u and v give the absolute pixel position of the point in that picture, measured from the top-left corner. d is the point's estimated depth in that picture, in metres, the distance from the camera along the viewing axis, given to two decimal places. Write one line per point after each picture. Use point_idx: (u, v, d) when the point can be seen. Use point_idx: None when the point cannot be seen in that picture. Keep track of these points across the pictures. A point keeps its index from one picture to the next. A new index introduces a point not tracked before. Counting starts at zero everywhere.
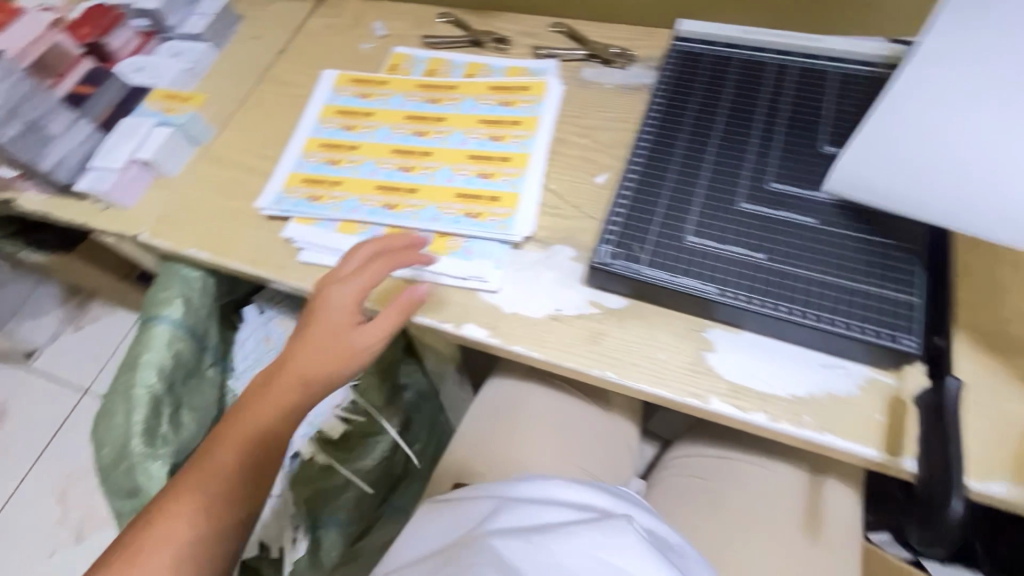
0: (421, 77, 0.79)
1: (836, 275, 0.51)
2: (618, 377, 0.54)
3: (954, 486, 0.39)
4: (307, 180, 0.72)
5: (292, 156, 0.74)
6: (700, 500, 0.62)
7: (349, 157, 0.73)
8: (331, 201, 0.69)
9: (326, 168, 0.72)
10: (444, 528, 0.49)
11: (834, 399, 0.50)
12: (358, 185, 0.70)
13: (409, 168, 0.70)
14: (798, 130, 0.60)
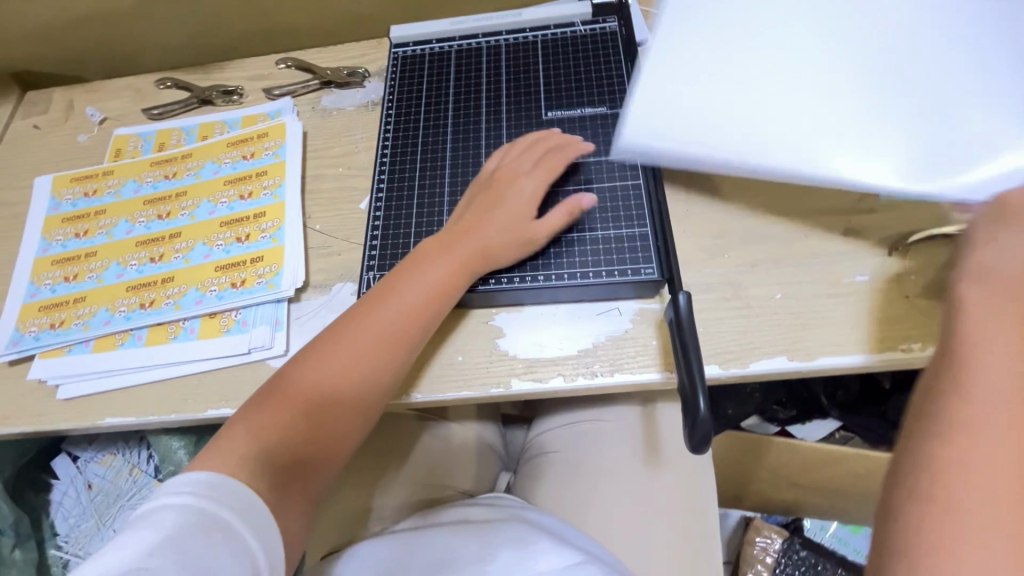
0: (151, 154, 0.72)
1: (579, 231, 0.55)
2: (423, 395, 0.53)
3: (696, 385, 0.42)
4: (44, 307, 0.63)
5: (22, 285, 0.65)
6: (557, 471, 0.65)
7: (90, 266, 0.65)
8: (79, 321, 0.61)
9: (66, 286, 0.64)
10: (404, 555, 0.55)
11: (615, 339, 0.53)
12: (107, 294, 0.62)
13: (159, 256, 0.63)
14: (520, 104, 0.62)
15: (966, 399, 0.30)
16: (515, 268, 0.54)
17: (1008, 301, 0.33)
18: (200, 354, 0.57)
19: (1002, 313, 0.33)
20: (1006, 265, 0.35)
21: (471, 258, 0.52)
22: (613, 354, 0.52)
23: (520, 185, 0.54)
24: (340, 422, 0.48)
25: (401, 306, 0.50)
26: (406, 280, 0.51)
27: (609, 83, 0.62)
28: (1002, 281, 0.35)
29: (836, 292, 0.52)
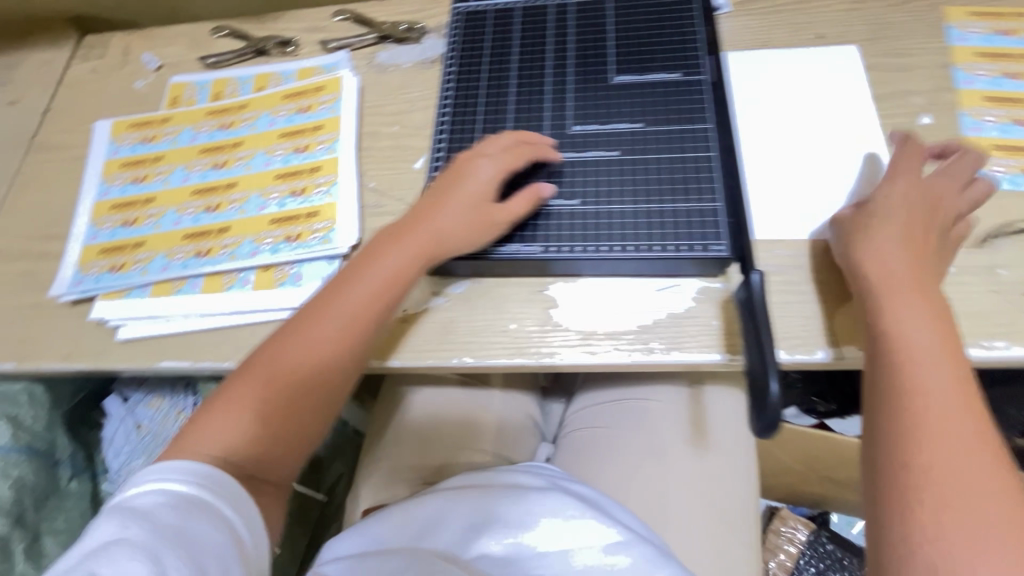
0: (207, 103, 0.72)
1: (645, 202, 0.53)
2: (475, 360, 0.53)
3: (770, 367, 0.40)
4: (104, 250, 0.64)
5: (83, 228, 0.66)
6: (597, 446, 0.64)
7: (148, 212, 0.65)
8: (138, 265, 0.62)
9: (125, 231, 0.65)
10: (378, 536, 0.54)
11: (675, 317, 0.51)
12: (165, 241, 0.63)
13: (215, 206, 0.64)
14: (587, 66, 0.59)
15: (902, 404, 0.37)
16: (576, 236, 0.52)
17: (907, 297, 0.41)
18: (255, 304, 0.58)
19: (905, 315, 0.40)
20: (872, 264, 0.44)
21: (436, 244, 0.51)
22: (672, 332, 0.51)
23: (482, 168, 0.53)
24: (302, 399, 0.48)
25: (378, 277, 0.50)
26: (378, 261, 0.51)
27: (685, 47, 0.59)
28: (913, 288, 0.42)
29: None
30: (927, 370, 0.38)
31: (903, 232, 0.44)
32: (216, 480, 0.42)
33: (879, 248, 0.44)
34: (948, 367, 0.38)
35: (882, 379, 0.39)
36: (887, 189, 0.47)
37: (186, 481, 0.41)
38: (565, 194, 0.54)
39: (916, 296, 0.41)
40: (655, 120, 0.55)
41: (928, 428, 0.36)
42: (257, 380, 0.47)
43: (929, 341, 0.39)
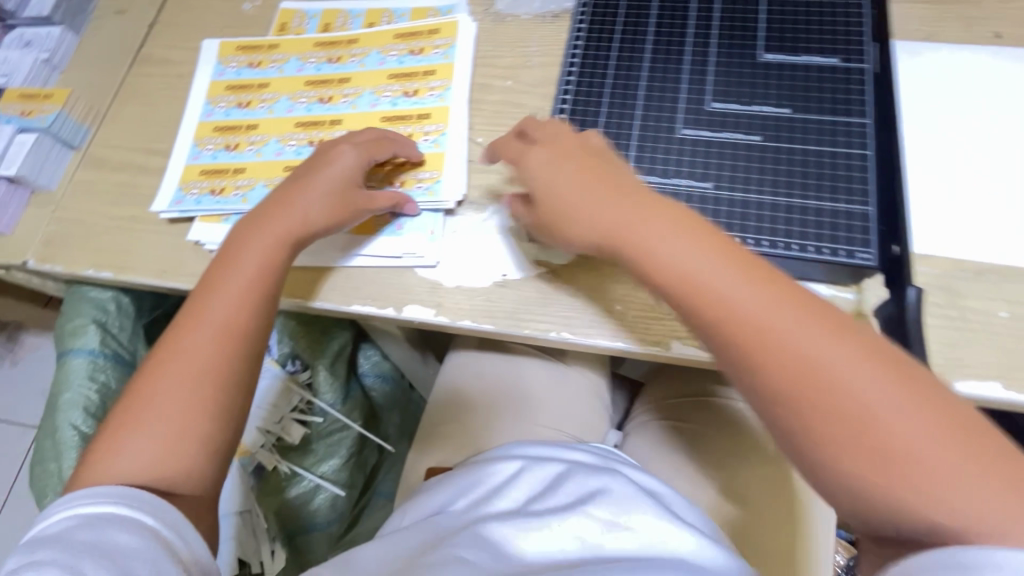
0: (316, 34, 0.69)
1: (787, 194, 0.48)
2: (576, 337, 0.51)
3: None
4: (206, 172, 0.63)
5: (186, 146, 0.66)
6: (667, 441, 0.67)
7: (250, 139, 0.64)
8: (237, 191, 0.61)
9: (227, 155, 0.64)
10: (429, 507, 0.55)
11: None
12: (265, 170, 0.62)
13: (318, 142, 0.62)
14: (735, 37, 0.54)
15: (769, 381, 0.37)
16: (704, 222, 0.48)
17: (704, 256, 0.41)
18: (354, 247, 0.57)
19: (723, 290, 0.39)
20: (597, 232, 0.45)
21: (273, 254, 0.51)
22: None
23: (317, 193, 0.53)
24: (244, 355, 0.48)
25: (238, 275, 0.50)
26: (234, 256, 0.51)
27: (849, 30, 0.53)
28: (608, 239, 0.44)
29: None
30: (809, 349, 0.36)
31: (658, 205, 0.44)
32: (131, 492, 0.41)
33: (569, 199, 0.46)
34: (836, 346, 0.36)
35: (709, 336, 0.39)
36: (541, 169, 0.49)
37: (96, 501, 0.41)
38: (696, 174, 0.50)
39: (707, 259, 0.40)
40: (806, 107, 0.50)
41: (837, 384, 0.35)
42: (175, 347, 0.47)
43: (807, 327, 0.37)
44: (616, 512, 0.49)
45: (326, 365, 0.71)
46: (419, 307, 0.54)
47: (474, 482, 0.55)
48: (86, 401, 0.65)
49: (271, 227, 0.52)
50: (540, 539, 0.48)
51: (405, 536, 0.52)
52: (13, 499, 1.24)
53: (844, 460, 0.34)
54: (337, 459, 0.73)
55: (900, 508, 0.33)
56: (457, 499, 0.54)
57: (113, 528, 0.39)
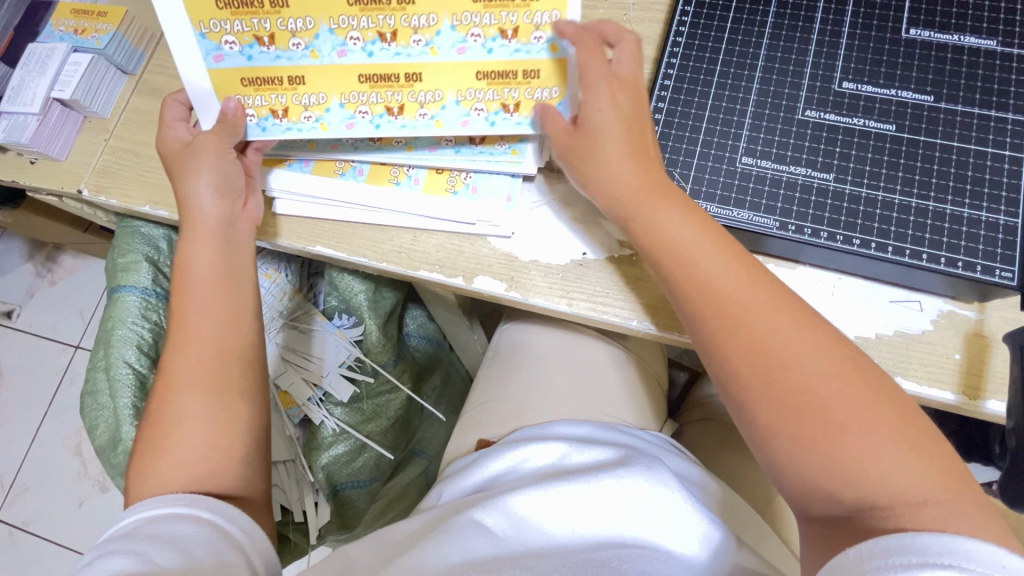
0: None
1: (917, 196, 0.44)
2: (657, 328, 0.48)
3: None
4: (250, 82, 0.48)
5: (187, 40, 0.46)
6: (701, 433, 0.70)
7: (285, 26, 0.46)
8: (308, 115, 0.49)
9: (264, 54, 0.47)
10: (461, 482, 0.55)
11: (907, 338, 0.44)
12: (335, 75, 0.48)
13: (390, 35, 0.46)
14: (875, 7, 0.48)
15: (736, 368, 0.38)
16: (821, 217, 0.44)
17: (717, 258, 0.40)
18: (425, 209, 0.53)
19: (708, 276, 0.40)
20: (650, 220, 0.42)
21: (212, 238, 0.49)
22: (899, 353, 0.44)
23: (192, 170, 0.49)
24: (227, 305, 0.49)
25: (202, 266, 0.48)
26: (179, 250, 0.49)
27: (1010, 8, 0.47)
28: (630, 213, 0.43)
29: None
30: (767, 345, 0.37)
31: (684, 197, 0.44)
32: (186, 494, 0.41)
33: (600, 166, 0.44)
34: (807, 347, 0.37)
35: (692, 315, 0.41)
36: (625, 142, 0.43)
37: (159, 503, 0.40)
38: (817, 162, 0.45)
39: (706, 254, 0.41)
40: (955, 95, 0.45)
41: (794, 370, 0.36)
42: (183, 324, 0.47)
43: (772, 324, 0.38)
44: (632, 490, 0.47)
45: (380, 327, 0.69)
46: (490, 281, 0.51)
47: (502, 456, 0.55)
48: (141, 339, 0.63)
49: (190, 210, 0.49)
50: (550, 510, 0.47)
51: (434, 512, 0.52)
52: (56, 411, 1.29)
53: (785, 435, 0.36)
54: (383, 420, 0.73)
55: (848, 470, 0.34)
56: (487, 475, 0.55)
57: (172, 521, 0.39)
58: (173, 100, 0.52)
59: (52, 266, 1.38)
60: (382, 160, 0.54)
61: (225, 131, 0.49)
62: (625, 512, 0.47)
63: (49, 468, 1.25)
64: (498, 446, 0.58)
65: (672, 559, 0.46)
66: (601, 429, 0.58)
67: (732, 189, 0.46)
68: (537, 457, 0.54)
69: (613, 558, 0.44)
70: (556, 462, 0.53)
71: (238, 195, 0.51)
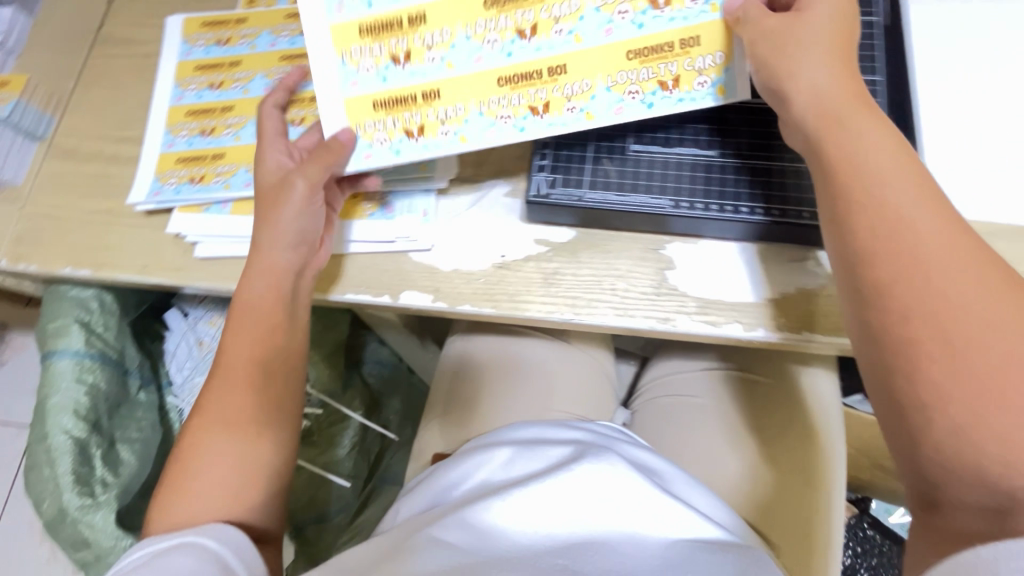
0: (288, 5, 0.65)
1: (794, 160, 0.47)
2: (577, 317, 0.49)
3: None
4: (383, 103, 0.48)
5: (329, 67, 0.47)
6: (668, 411, 0.68)
7: (421, 41, 0.47)
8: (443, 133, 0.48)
9: (399, 71, 0.47)
10: (422, 500, 0.55)
11: (804, 293, 0.47)
12: (468, 81, 0.47)
13: (529, 30, 0.46)
14: None
15: (907, 317, 0.32)
16: (712, 193, 0.47)
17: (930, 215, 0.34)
18: (343, 233, 0.54)
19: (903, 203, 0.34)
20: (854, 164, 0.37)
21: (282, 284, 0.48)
22: (800, 311, 0.47)
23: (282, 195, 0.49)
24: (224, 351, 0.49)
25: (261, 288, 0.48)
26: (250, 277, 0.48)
27: None
28: (823, 122, 0.39)
29: None
30: (950, 284, 0.32)
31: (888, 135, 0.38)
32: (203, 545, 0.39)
33: (800, 71, 0.40)
34: (1000, 303, 0.31)
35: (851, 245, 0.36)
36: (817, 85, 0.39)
37: (138, 546, 0.39)
38: (701, 142, 0.49)
39: (903, 179, 0.35)
40: None
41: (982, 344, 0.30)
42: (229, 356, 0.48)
43: (965, 271, 0.32)
44: (584, 482, 0.49)
45: (324, 357, 0.70)
46: (416, 295, 0.52)
47: (459, 470, 0.56)
48: (77, 404, 0.62)
49: (268, 256, 0.48)
50: (507, 518, 0.47)
51: (392, 534, 0.51)
52: (17, 495, 1.23)
53: (926, 374, 0.31)
54: (341, 450, 0.73)
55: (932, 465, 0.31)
56: (443, 490, 0.55)
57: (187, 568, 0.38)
58: (270, 109, 0.54)
59: (2, 345, 1.33)
60: None
61: (318, 170, 0.48)
62: (595, 508, 0.48)
63: (14, 557, 1.19)
64: (465, 459, 0.58)
65: (632, 544, 0.46)
66: (555, 427, 0.59)
67: (627, 176, 0.49)
68: (493, 464, 0.54)
69: (577, 551, 0.45)
70: (533, 465, 0.53)
71: (315, 243, 0.50)
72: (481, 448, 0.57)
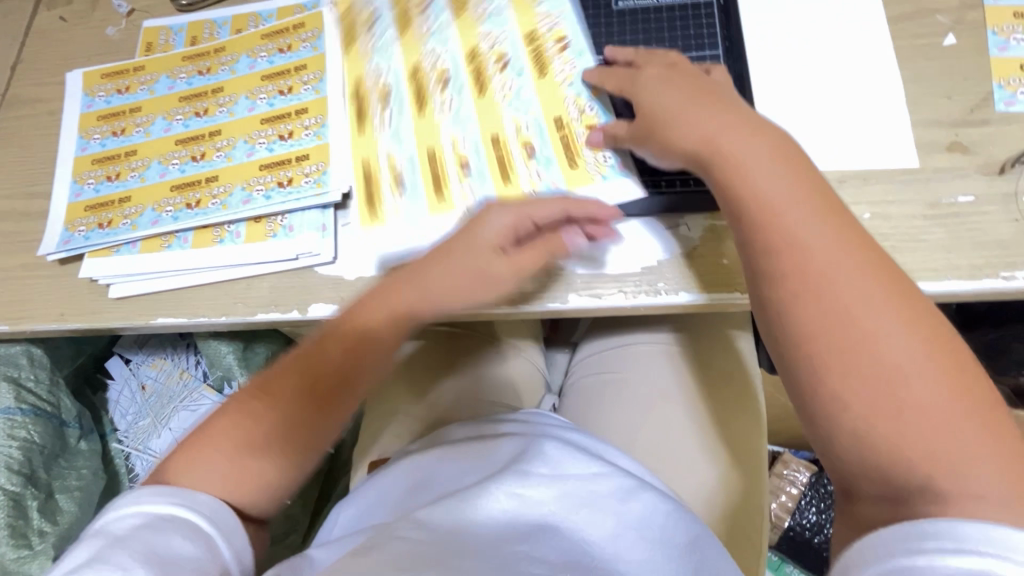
0: (183, 48, 0.67)
1: None
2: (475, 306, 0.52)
3: None
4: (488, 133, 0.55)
5: (413, 178, 0.55)
6: (597, 390, 0.67)
7: (444, 101, 0.57)
8: (534, 171, 0.53)
9: (461, 122, 0.56)
10: (359, 518, 0.53)
11: (679, 256, 0.50)
12: (488, 113, 0.56)
13: (475, 40, 0.59)
14: None
15: (818, 337, 0.36)
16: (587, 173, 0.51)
17: (819, 234, 0.38)
18: (248, 257, 0.56)
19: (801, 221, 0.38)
20: (757, 198, 0.40)
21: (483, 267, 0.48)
22: (678, 273, 0.50)
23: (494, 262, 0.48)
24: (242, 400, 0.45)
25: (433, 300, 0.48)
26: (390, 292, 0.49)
27: None
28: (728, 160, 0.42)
29: (932, 215, 0.47)
30: (850, 296, 0.35)
31: (785, 150, 0.42)
32: (185, 496, 0.39)
33: (687, 124, 0.45)
34: (891, 309, 0.35)
35: (764, 259, 0.39)
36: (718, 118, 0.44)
37: (155, 502, 0.38)
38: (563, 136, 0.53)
39: (791, 191, 0.39)
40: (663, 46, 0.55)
41: (883, 357, 0.34)
42: (299, 364, 0.46)
43: (864, 283, 0.36)
44: (534, 473, 0.48)
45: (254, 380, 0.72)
46: (323, 306, 0.54)
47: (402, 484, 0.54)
48: (9, 460, 0.64)
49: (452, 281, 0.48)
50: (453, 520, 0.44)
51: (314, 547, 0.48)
52: None
53: (835, 381, 0.34)
54: None
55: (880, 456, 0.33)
56: (380, 506, 0.53)
57: (170, 531, 0.37)
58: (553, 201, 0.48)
59: None
60: (197, 224, 0.57)
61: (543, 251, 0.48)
62: (553, 499, 0.46)
63: None
64: (419, 460, 0.56)
65: (592, 531, 0.45)
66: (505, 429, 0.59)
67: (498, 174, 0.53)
68: (440, 478, 0.53)
69: (539, 531, 0.44)
70: (494, 458, 0.53)
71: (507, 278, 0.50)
72: (427, 461, 0.56)
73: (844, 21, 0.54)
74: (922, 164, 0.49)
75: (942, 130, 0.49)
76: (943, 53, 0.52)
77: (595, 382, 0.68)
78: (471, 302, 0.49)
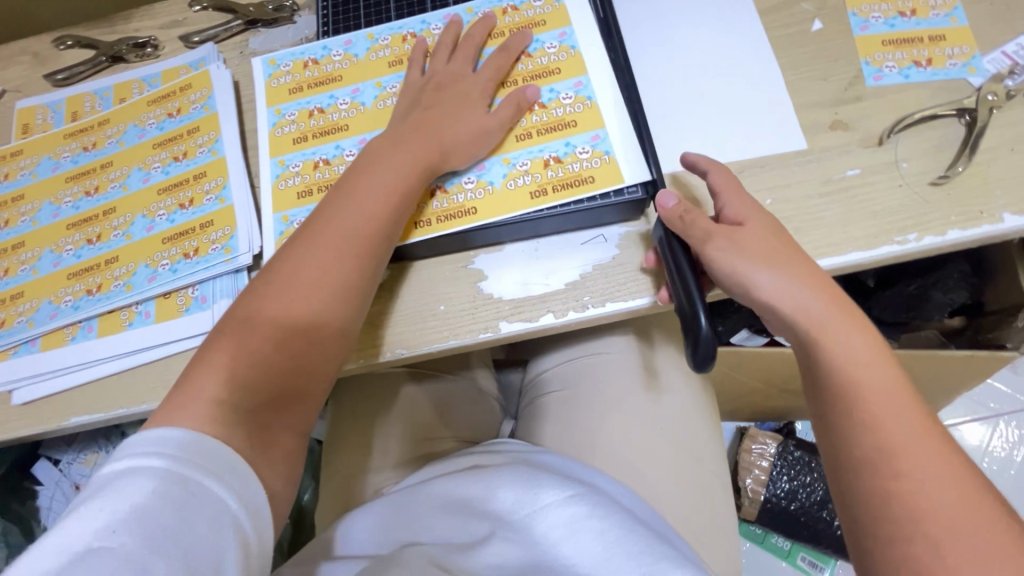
0: (64, 125, 0.64)
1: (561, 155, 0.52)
2: (409, 350, 0.50)
3: (704, 309, 0.42)
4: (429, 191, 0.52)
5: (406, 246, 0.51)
6: (559, 407, 0.66)
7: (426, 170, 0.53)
8: (548, 47, 0.54)
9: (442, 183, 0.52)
10: (354, 546, 0.52)
11: (601, 267, 0.50)
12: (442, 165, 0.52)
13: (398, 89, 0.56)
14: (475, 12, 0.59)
15: (889, 496, 0.34)
16: (516, 203, 0.50)
17: (895, 407, 0.37)
18: (161, 336, 0.53)
19: (879, 399, 0.37)
20: (831, 364, 0.39)
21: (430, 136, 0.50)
22: (603, 283, 0.50)
23: (452, 119, 0.50)
24: (289, 301, 0.44)
25: (380, 187, 0.47)
26: (367, 169, 0.49)
27: None
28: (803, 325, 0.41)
29: (825, 191, 0.49)
30: (920, 475, 0.34)
31: (859, 321, 0.41)
32: (193, 457, 0.35)
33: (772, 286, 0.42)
34: (953, 483, 0.34)
35: (830, 412, 0.39)
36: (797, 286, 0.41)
37: (152, 462, 0.34)
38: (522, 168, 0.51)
39: (861, 351, 0.39)
40: None
41: (938, 525, 0.33)
42: (321, 233, 0.46)
43: (933, 458, 0.35)
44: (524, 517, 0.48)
45: None
46: None
47: (384, 516, 0.54)
48: None
49: (419, 141, 0.49)
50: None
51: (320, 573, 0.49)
52: None
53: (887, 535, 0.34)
54: None
55: None
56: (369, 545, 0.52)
57: (179, 504, 0.33)
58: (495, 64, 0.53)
59: None
60: (101, 310, 0.54)
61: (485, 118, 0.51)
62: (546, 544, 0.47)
63: None
64: (393, 500, 0.55)
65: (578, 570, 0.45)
66: (492, 454, 0.58)
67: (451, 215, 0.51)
68: (426, 516, 0.52)
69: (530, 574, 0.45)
70: (474, 496, 0.51)
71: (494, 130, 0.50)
72: (417, 493, 0.55)
73: (717, 19, 0.57)
74: (807, 145, 0.51)
75: (821, 110, 0.52)
76: (811, 38, 0.55)
77: (558, 400, 0.67)
78: (462, 131, 0.50)
